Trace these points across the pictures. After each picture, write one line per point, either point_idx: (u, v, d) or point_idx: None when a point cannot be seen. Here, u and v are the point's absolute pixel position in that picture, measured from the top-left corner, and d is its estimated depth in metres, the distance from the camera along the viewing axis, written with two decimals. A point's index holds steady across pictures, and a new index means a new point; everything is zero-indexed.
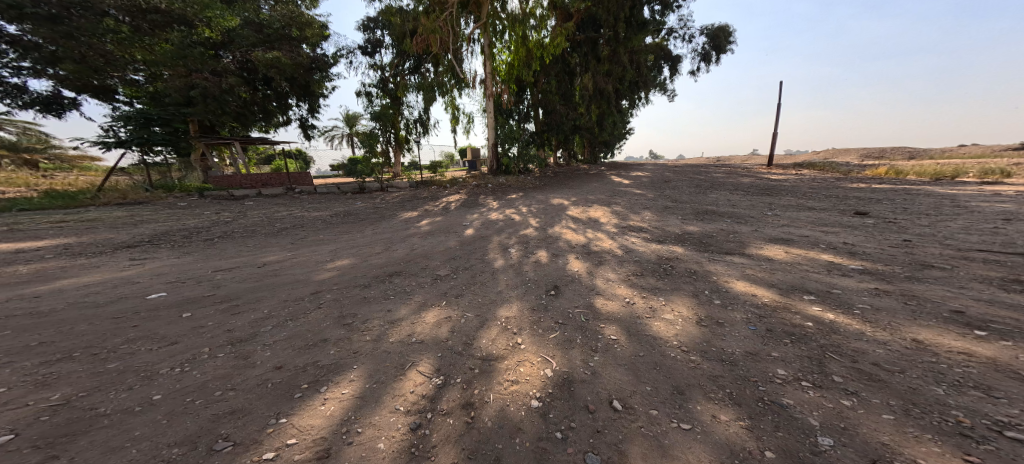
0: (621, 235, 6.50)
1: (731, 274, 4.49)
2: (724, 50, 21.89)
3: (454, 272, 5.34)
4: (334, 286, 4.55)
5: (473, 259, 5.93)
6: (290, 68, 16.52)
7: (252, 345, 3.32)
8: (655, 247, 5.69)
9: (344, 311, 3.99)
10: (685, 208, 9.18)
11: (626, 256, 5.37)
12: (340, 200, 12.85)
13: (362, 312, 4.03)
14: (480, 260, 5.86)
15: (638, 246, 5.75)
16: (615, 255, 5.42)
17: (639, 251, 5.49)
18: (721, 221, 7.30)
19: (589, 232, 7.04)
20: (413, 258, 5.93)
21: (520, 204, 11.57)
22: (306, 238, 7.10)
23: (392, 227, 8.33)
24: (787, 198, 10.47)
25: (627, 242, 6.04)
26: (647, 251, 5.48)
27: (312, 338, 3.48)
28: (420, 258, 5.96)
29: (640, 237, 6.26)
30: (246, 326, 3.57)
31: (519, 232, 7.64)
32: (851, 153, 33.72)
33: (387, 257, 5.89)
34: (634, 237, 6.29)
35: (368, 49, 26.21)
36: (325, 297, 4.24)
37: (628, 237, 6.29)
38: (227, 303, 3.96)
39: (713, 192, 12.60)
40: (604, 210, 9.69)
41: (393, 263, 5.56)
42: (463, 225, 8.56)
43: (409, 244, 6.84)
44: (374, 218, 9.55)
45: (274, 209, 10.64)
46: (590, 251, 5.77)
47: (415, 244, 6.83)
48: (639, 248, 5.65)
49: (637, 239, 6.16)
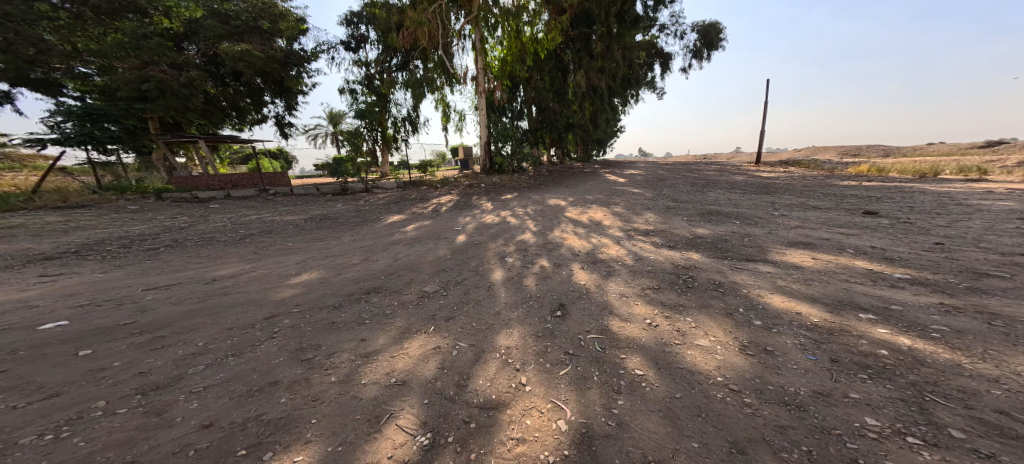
0: (629, 240, 5.92)
1: (762, 285, 3.94)
2: (716, 46, 21.81)
3: (443, 288, 4.64)
4: (295, 308, 3.76)
5: (466, 271, 5.23)
6: (261, 62, 15.39)
7: (172, 394, 2.53)
8: (670, 253, 5.13)
9: (305, 342, 3.22)
10: (689, 208, 8.71)
11: (638, 265, 4.79)
12: (319, 202, 11.89)
13: (328, 342, 3.28)
14: (474, 272, 5.17)
15: (649, 253, 5.17)
16: (626, 265, 4.83)
17: (653, 259, 4.92)
18: (730, 223, 6.81)
19: (592, 236, 6.44)
20: (396, 271, 5.18)
21: (514, 205, 10.92)
22: (272, 246, 6.25)
23: (374, 233, 7.52)
24: (787, 197, 10.20)
25: (637, 248, 5.45)
26: (660, 259, 4.91)
27: (259, 381, 2.71)
28: (404, 270, 5.23)
29: (651, 242, 5.71)
30: (168, 367, 2.77)
31: (516, 237, 6.98)
32: (830, 152, 34.53)
33: (364, 269, 5.12)
34: (643, 242, 5.74)
35: (351, 44, 25.09)
36: (282, 324, 3.46)
37: (639, 242, 5.74)
38: (149, 334, 3.14)
39: (710, 191, 12.24)
40: (605, 211, 9.12)
41: (371, 277, 4.81)
42: (454, 230, 7.84)
43: (391, 252, 6.08)
44: (355, 222, 8.72)
45: (243, 213, 9.64)
46: (596, 259, 5.17)
47: (399, 253, 6.07)
48: (651, 255, 5.08)
49: (649, 244, 5.59)
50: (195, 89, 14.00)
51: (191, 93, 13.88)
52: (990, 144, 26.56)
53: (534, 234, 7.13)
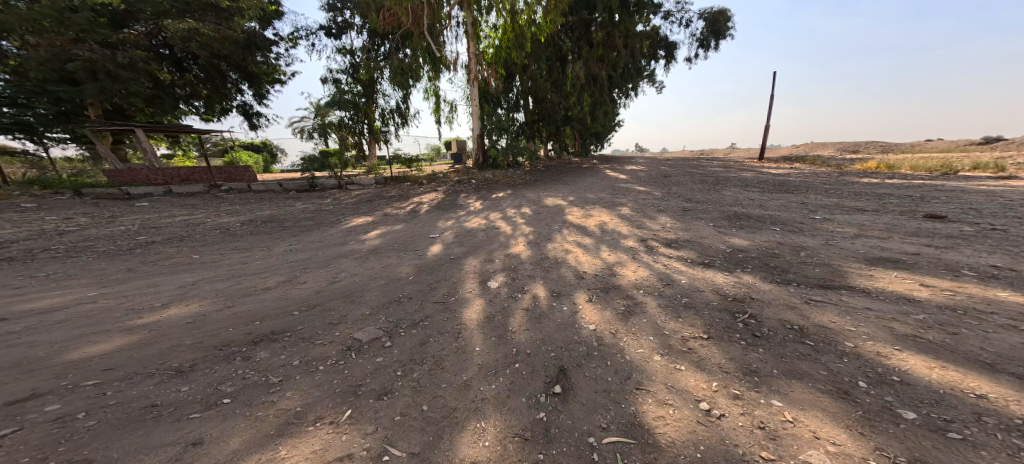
0: (655, 264, 4.61)
1: (877, 334, 2.58)
2: (723, 35, 20.65)
3: (388, 336, 3.23)
4: (93, 377, 2.41)
5: (429, 302, 3.77)
6: (218, 43, 13.67)
7: None
8: (721, 280, 3.91)
9: (50, 460, 1.85)
10: (712, 212, 7.31)
11: (674, 299, 3.60)
12: (277, 200, 10.25)
13: (107, 452, 1.93)
14: (440, 304, 3.72)
15: (692, 279, 4.03)
16: (661, 299, 3.66)
17: (695, 290, 3.73)
18: (771, 231, 5.43)
19: (607, 254, 5.20)
20: (328, 297, 3.82)
21: (506, 205, 9.43)
22: (171, 258, 4.73)
23: (323, 239, 6.04)
24: (815, 196, 8.85)
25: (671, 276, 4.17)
26: (702, 289, 3.76)
27: None
28: (338, 297, 3.80)
29: (687, 265, 4.46)
30: None
31: (505, 250, 5.52)
32: (828, 148, 33.78)
33: (270, 298, 3.73)
34: (675, 267, 4.45)
35: (332, 30, 23.25)
36: (38, 415, 2.10)
37: (670, 263, 4.58)
38: None
39: (725, 190, 10.89)
40: (611, 214, 7.71)
41: (271, 313, 3.43)
42: (427, 237, 6.38)
43: (331, 265, 4.69)
44: (307, 225, 7.15)
45: (176, 212, 7.99)
46: (616, 288, 4.03)
47: (341, 268, 4.64)
48: (683, 283, 3.97)
49: (697, 270, 4.28)
50: (136, 72, 12.25)
51: (132, 78, 12.17)
52: (987, 141, 26.04)
53: (526, 246, 5.70)
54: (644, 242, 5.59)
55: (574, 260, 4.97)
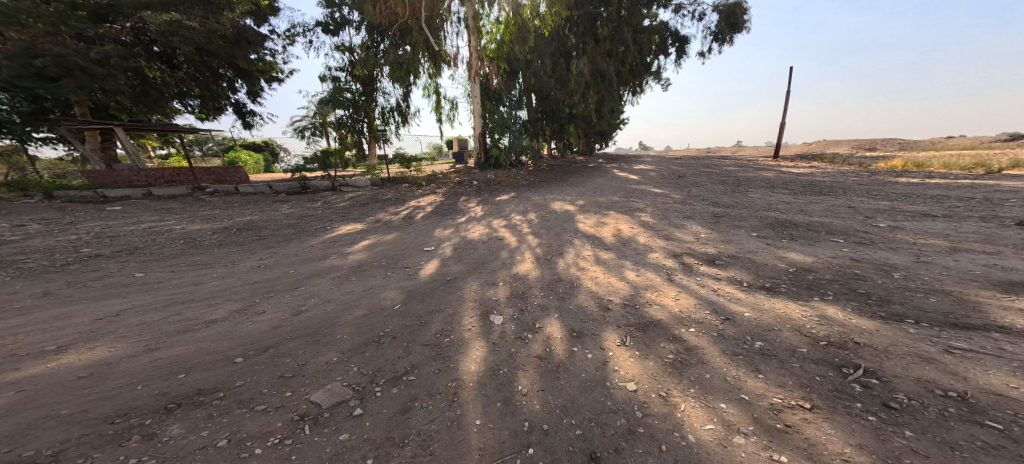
0: (702, 289, 3.77)
1: None
2: (740, 28, 19.56)
3: (361, 401, 2.51)
4: None
5: (416, 350, 3.13)
6: (203, 38, 12.98)
7: None
8: (796, 313, 3.08)
9: None
10: (747, 218, 6.40)
11: (741, 344, 2.86)
12: (263, 203, 9.48)
13: None
14: (432, 355, 3.08)
15: (754, 311, 3.25)
16: (725, 340, 2.94)
17: (764, 330, 2.95)
18: (832, 244, 4.52)
19: (636, 274, 4.37)
20: (291, 338, 3.06)
21: (510, 209, 8.60)
22: (110, 275, 3.97)
23: (299, 253, 5.24)
24: (859, 199, 7.88)
25: (723, 307, 3.40)
26: (775, 327, 2.96)
27: None
28: (301, 337, 3.08)
29: (744, 291, 3.61)
30: None
31: (510, 269, 4.76)
32: (843, 146, 32.43)
33: (207, 335, 2.92)
34: (730, 294, 3.60)
35: (331, 26, 22.52)
36: None
37: (721, 288, 3.74)
38: None
39: (750, 192, 9.93)
40: (629, 221, 6.84)
41: (200, 361, 2.63)
42: (421, 253, 5.56)
43: (302, 290, 3.90)
44: (289, 233, 6.39)
45: (144, 217, 7.22)
46: (652, 326, 3.28)
47: (314, 293, 3.86)
48: (741, 317, 3.18)
49: (760, 298, 3.43)
50: (113, 68, 11.55)
51: (110, 73, 11.47)
52: (1016, 137, 24.64)
53: (534, 265, 4.87)
54: (678, 258, 4.69)
55: (597, 284, 4.20)
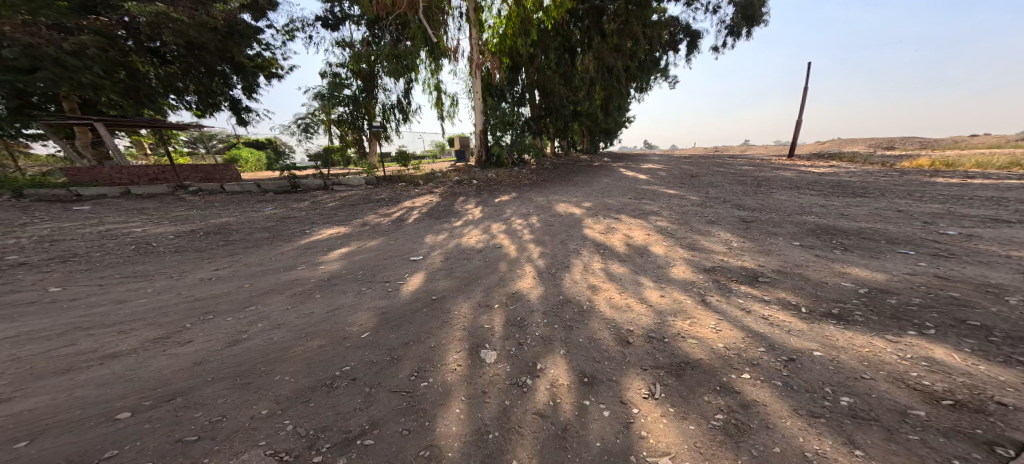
0: (748, 317, 3.03)
1: None
2: (757, 20, 18.57)
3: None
4: None
5: (382, 401, 2.50)
6: (194, 32, 12.28)
7: None
8: (888, 354, 2.43)
9: None
10: (781, 223, 5.59)
11: (815, 401, 2.19)
12: (246, 203, 8.84)
13: None
14: (407, 410, 2.43)
15: (823, 350, 2.56)
16: (796, 391, 2.28)
17: (847, 380, 2.29)
18: (901, 257, 3.71)
19: (660, 294, 3.63)
20: (216, 379, 2.53)
21: (510, 211, 7.88)
22: (22, 291, 3.32)
23: (263, 262, 4.58)
24: (902, 201, 7.04)
25: (777, 345, 2.68)
26: (862, 374, 2.31)
27: None
28: (228, 377, 2.56)
29: (806, 323, 2.87)
30: None
31: (508, 287, 4.07)
32: (858, 145, 31.33)
33: (92, 377, 2.41)
34: (787, 326, 2.87)
35: (329, 21, 21.88)
36: None
37: (773, 316, 3.01)
38: None
39: (774, 193, 9.10)
40: (644, 226, 6.05)
41: (63, 419, 2.10)
42: (407, 265, 4.85)
43: (252, 313, 3.36)
44: (262, 237, 5.74)
45: (107, 218, 6.57)
46: (690, 371, 2.61)
47: (264, 317, 3.31)
48: (810, 359, 2.51)
49: (830, 330, 2.74)
50: (91, 60, 10.91)
51: (85, 66, 10.81)
52: None
53: (537, 282, 4.15)
54: (707, 271, 3.95)
55: (615, 307, 3.50)
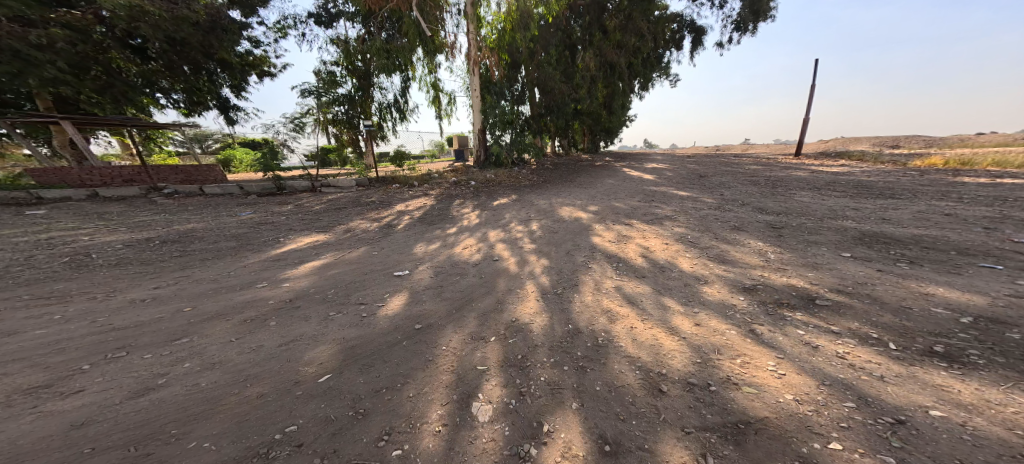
0: (815, 355, 2.39)
1: None
2: (764, 15, 17.92)
3: None
4: None
5: None
6: (172, 25, 11.63)
7: None
8: None
9: None
10: (819, 230, 4.89)
11: None
12: (224, 207, 8.18)
13: None
14: None
15: (945, 410, 1.87)
16: None
17: (1001, 461, 1.59)
18: (989, 273, 3.03)
19: (694, 325, 2.99)
20: (99, 451, 1.95)
21: (510, 216, 7.24)
22: None
23: (219, 278, 3.98)
24: (943, 203, 6.36)
25: (876, 400, 2.00)
26: (1023, 452, 1.62)
27: None
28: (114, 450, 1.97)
29: (902, 366, 2.19)
30: None
31: (507, 316, 3.43)
32: (864, 144, 30.70)
33: None
34: (874, 370, 2.20)
35: (323, 18, 21.22)
36: None
37: (852, 354, 2.34)
38: None
39: (796, 195, 8.42)
40: (660, 233, 5.38)
41: None
42: (390, 281, 4.24)
43: (182, 348, 2.83)
44: (228, 247, 5.10)
45: (58, 224, 5.93)
46: (754, 436, 1.93)
47: (194, 355, 2.78)
48: (928, 422, 1.82)
49: (939, 378, 2.06)
50: (56, 54, 10.46)
51: (51, 60, 10.36)
52: None
53: (542, 309, 3.53)
54: (744, 293, 3.31)
55: (644, 346, 2.87)
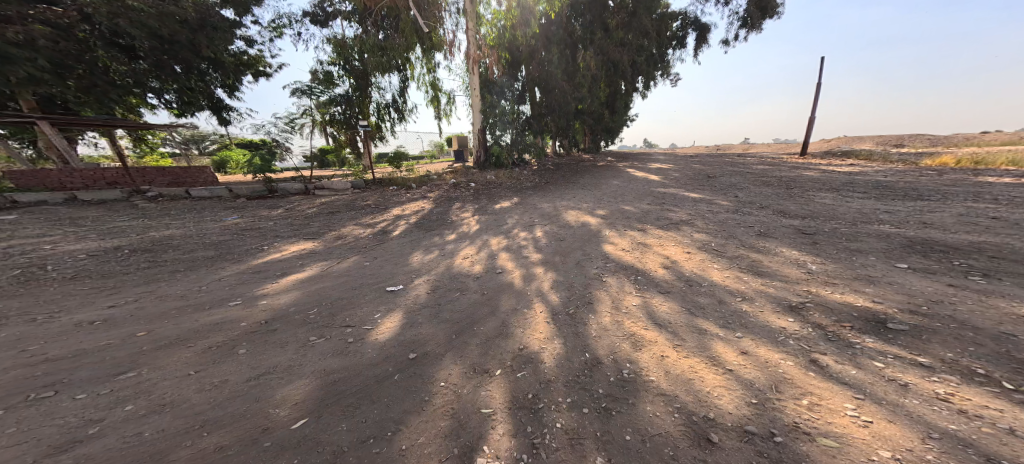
0: (907, 398, 2.00)
1: None
2: (771, 11, 17.48)
3: None
4: None
5: None
6: (156, 21, 11.17)
7: None
8: None
9: None
10: (858, 236, 4.44)
11: None
12: (209, 211, 7.73)
13: None
14: None
15: None
16: None
17: None
18: None
19: (739, 354, 2.64)
20: None
21: (513, 221, 6.81)
22: None
23: (188, 294, 3.55)
24: (980, 205, 5.91)
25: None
26: None
27: None
28: None
29: None
30: None
31: (516, 345, 3.04)
32: (867, 142, 30.32)
33: None
34: (1000, 420, 1.80)
35: (319, 16, 20.77)
36: None
37: (959, 396, 1.96)
38: None
39: (814, 196, 7.98)
40: (678, 240, 4.95)
41: None
42: (382, 299, 3.85)
43: (127, 385, 2.39)
44: (207, 255, 4.67)
45: (23, 231, 5.46)
46: None
47: (140, 394, 2.34)
48: None
49: None
50: (36, 51, 10.01)
51: (30, 58, 9.92)
52: None
53: (554, 334, 3.16)
54: (786, 317, 2.91)
55: (683, 381, 2.50)
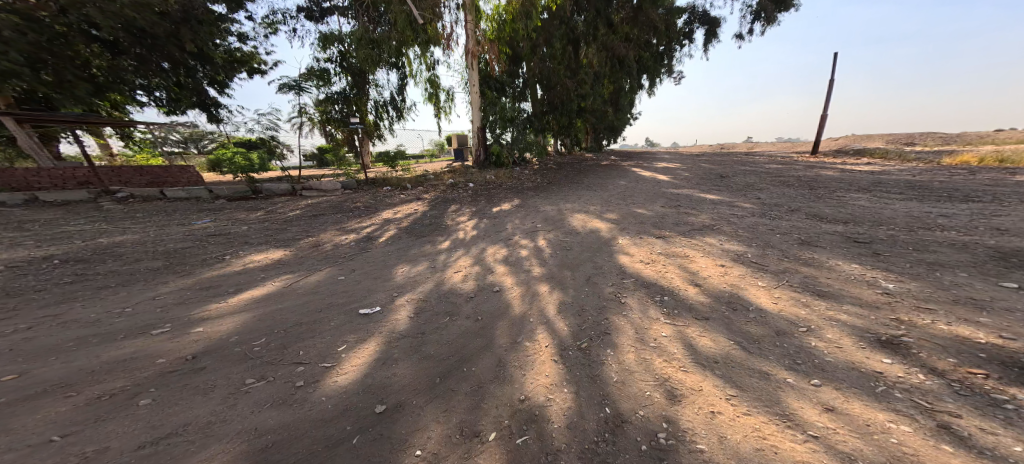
0: None
1: None
2: (787, 4, 16.72)
3: None
4: None
5: None
6: (131, 12, 10.42)
7: None
8: None
9: None
10: (925, 248, 3.75)
11: None
12: (180, 214, 7.05)
13: None
14: None
15: None
16: None
17: None
18: None
19: (822, 412, 2.01)
20: None
21: (513, 226, 6.12)
22: None
23: (100, 319, 2.86)
24: None
25: None
26: None
27: None
28: None
29: None
30: None
31: (522, 394, 2.36)
32: (877, 140, 29.39)
33: None
34: None
35: (313, 12, 20.09)
36: None
37: None
38: None
39: (845, 197, 7.26)
40: (708, 250, 4.26)
41: None
42: (352, 325, 3.15)
43: None
44: (152, 266, 3.97)
45: None
46: None
47: None
48: None
49: None
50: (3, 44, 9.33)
51: None
52: None
53: (563, 379, 2.47)
54: (885, 362, 2.32)
55: (752, 454, 1.79)
